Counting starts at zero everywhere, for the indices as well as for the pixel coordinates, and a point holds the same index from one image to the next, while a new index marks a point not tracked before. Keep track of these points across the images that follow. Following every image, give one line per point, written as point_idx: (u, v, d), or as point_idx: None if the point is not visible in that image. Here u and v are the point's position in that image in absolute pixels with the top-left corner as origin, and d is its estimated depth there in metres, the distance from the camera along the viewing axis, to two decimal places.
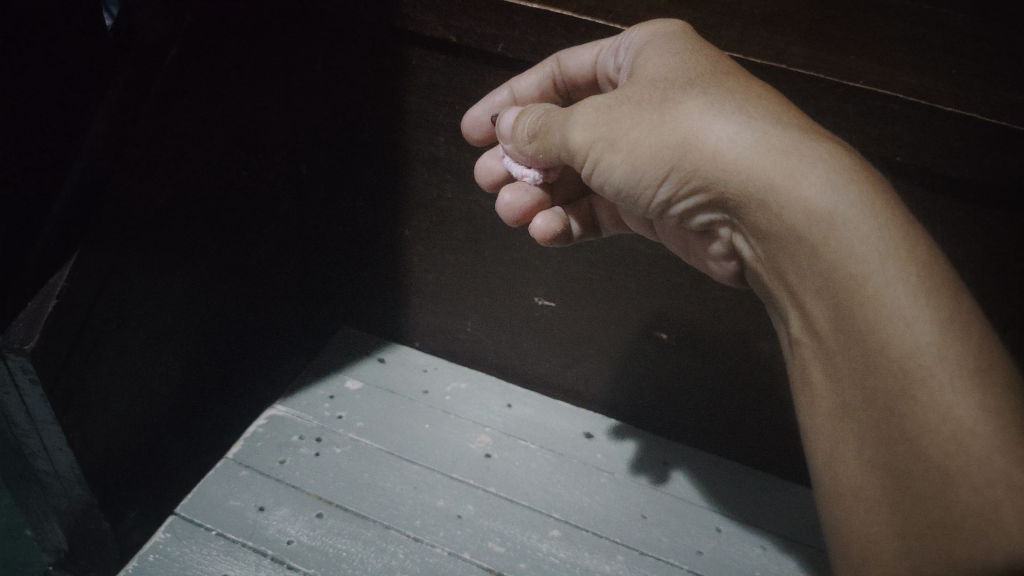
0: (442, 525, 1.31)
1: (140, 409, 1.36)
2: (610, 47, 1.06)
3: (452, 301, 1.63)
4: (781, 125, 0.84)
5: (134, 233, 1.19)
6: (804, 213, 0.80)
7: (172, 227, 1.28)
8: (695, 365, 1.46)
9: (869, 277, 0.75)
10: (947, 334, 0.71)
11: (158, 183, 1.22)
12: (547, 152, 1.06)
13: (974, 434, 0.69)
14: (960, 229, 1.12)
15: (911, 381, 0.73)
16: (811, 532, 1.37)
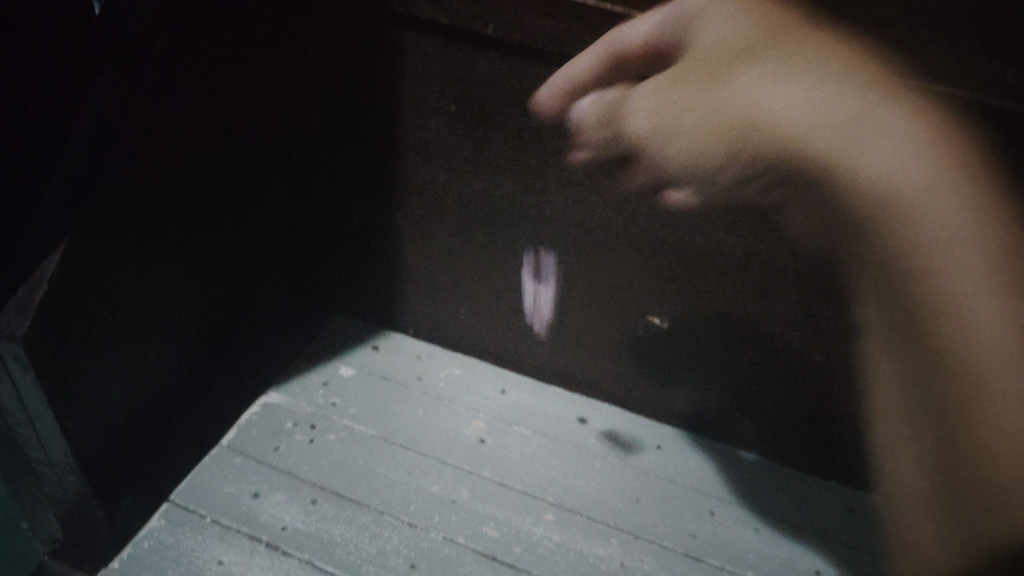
0: (436, 510, 1.32)
1: (133, 398, 1.36)
2: (672, 14, 0.93)
3: (446, 287, 1.62)
4: (834, 86, 0.91)
5: (128, 222, 1.19)
6: (929, 174, 0.91)
7: (166, 216, 1.28)
8: (690, 350, 1.46)
9: (949, 239, 0.94)
10: (997, 272, 0.97)
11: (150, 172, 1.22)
12: (620, 135, 0.99)
13: (998, 352, 0.97)
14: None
15: (951, 315, 0.99)
16: (804, 515, 1.38)
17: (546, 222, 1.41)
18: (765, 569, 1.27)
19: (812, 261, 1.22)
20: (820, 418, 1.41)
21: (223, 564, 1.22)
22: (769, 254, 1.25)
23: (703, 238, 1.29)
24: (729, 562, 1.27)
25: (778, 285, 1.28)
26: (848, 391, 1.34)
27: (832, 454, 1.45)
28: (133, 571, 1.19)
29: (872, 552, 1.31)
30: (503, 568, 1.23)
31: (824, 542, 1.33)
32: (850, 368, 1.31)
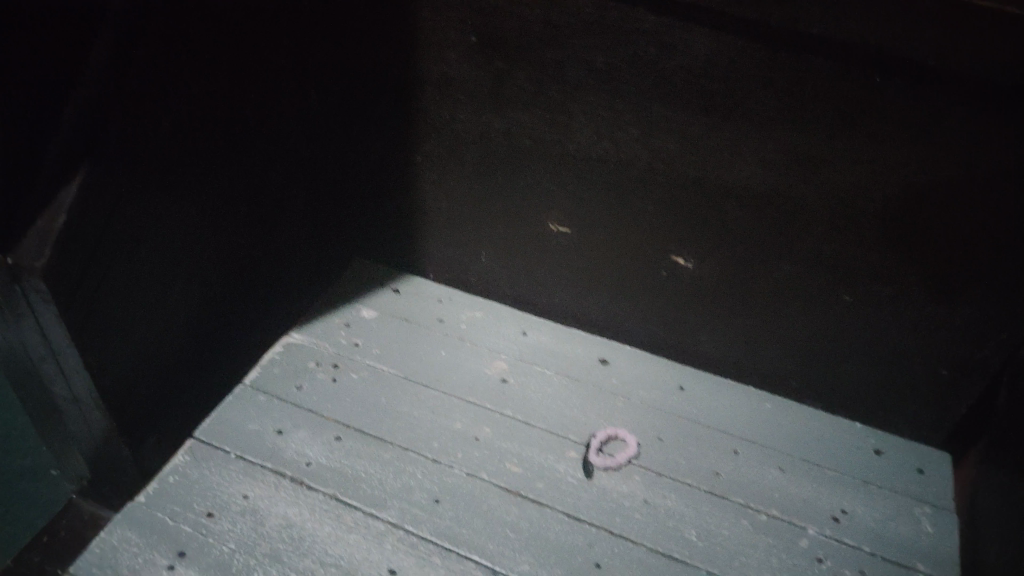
0: (460, 447, 1.33)
1: (155, 338, 1.36)
2: None
3: (466, 229, 1.58)
4: None
5: (148, 158, 1.19)
6: None
7: (186, 154, 1.27)
8: (716, 291, 1.42)
9: None
10: None
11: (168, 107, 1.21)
12: None
13: None
14: (994, 158, 1.06)
15: None
16: (828, 456, 1.37)
17: (569, 160, 1.37)
18: (789, 506, 1.27)
19: (849, 196, 1.20)
20: (849, 360, 1.38)
21: (248, 498, 1.23)
22: (806, 191, 1.22)
23: (731, 174, 1.26)
24: (753, 499, 1.27)
25: (810, 224, 1.25)
26: (877, 331, 1.32)
27: (859, 396, 1.43)
28: (160, 504, 1.21)
29: (897, 492, 1.31)
30: (526, 503, 1.24)
31: (849, 481, 1.32)
32: (880, 308, 1.29)
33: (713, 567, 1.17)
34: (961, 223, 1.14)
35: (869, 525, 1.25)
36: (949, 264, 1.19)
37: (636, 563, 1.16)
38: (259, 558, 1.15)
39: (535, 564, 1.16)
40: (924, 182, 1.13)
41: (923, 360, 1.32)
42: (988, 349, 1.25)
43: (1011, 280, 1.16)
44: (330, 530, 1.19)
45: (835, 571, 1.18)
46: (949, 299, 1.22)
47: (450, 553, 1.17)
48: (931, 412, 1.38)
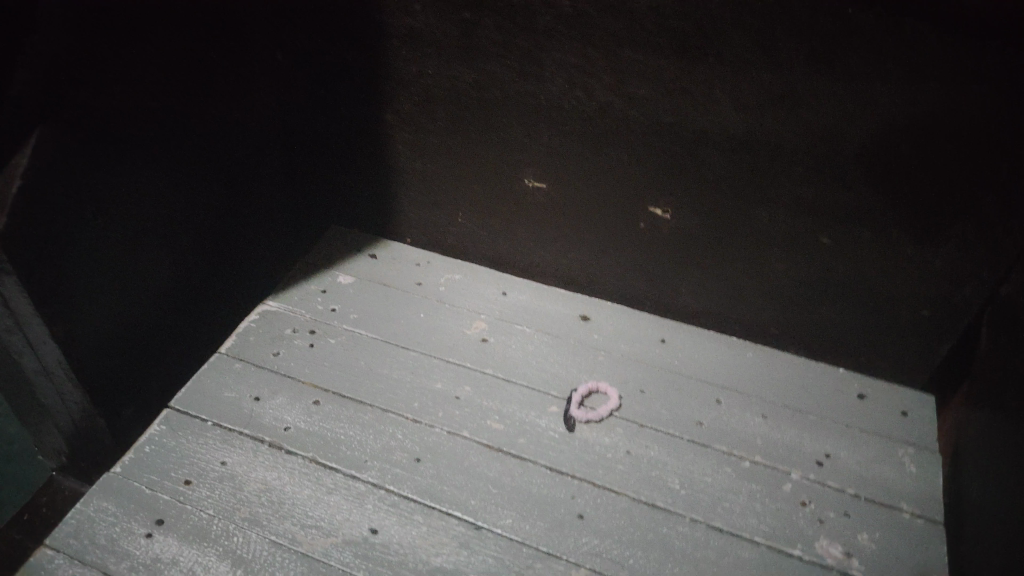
0: (440, 406, 1.32)
1: (125, 307, 1.34)
2: None
3: (442, 189, 1.55)
4: None
5: (104, 121, 1.16)
6: None
7: (146, 117, 1.24)
8: (696, 241, 1.39)
9: None
10: None
11: (123, 68, 1.17)
12: None
13: None
14: (969, 87, 1.05)
15: None
16: (810, 401, 1.36)
17: (541, 112, 1.34)
18: (773, 453, 1.26)
19: (824, 136, 1.17)
20: (831, 305, 1.37)
21: (226, 465, 1.21)
22: (781, 134, 1.20)
23: (705, 118, 1.23)
24: (737, 447, 1.26)
25: (787, 167, 1.23)
26: (858, 275, 1.31)
27: (842, 342, 1.42)
28: (136, 473, 1.19)
29: (881, 435, 1.31)
30: (507, 458, 1.23)
31: (833, 426, 1.32)
32: (860, 251, 1.28)
33: (697, 514, 1.16)
34: (938, 157, 1.13)
35: (852, 468, 1.25)
36: (929, 201, 1.17)
37: (620, 513, 1.15)
38: (238, 523, 1.14)
39: (517, 517, 1.15)
40: (900, 117, 1.11)
41: (904, 302, 1.31)
42: (969, 287, 1.24)
43: (989, 214, 1.15)
44: (310, 493, 1.18)
45: (820, 514, 1.17)
46: (928, 238, 1.21)
47: (432, 510, 1.16)
48: (915, 354, 1.37)
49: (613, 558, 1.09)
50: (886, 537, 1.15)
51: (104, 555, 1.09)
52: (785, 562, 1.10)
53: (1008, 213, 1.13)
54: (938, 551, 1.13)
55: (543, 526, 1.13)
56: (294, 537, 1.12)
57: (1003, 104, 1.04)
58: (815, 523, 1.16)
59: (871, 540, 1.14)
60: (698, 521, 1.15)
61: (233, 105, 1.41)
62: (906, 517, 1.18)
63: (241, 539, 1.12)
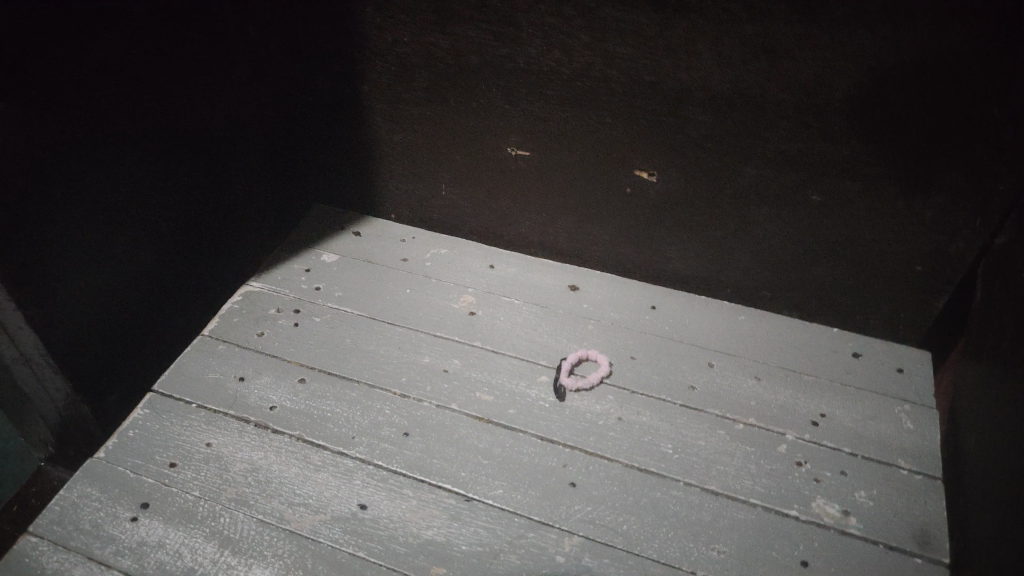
0: (428, 380, 1.30)
1: (104, 291, 1.31)
2: None
3: (424, 163, 1.53)
4: None
5: (70, 98, 1.12)
6: None
7: (115, 93, 1.20)
8: (683, 204, 1.37)
9: None
10: None
11: (90, 43, 1.13)
12: None
13: None
14: (956, 28, 1.02)
15: None
16: (804, 362, 1.34)
17: (520, 77, 1.31)
18: (767, 414, 1.24)
19: (810, 87, 1.14)
20: (822, 264, 1.35)
21: (211, 446, 1.19)
22: (765, 87, 1.17)
23: (687, 74, 1.20)
24: (730, 410, 1.24)
25: (773, 122, 1.20)
26: (849, 231, 1.28)
27: (835, 301, 1.39)
28: (121, 458, 1.17)
29: (876, 393, 1.29)
30: (497, 429, 1.21)
31: (829, 386, 1.30)
32: (850, 206, 1.25)
33: (691, 478, 1.14)
34: (927, 104, 1.10)
35: (848, 427, 1.23)
36: (920, 150, 1.15)
37: (612, 479, 1.14)
38: (224, 503, 1.11)
39: (508, 487, 1.13)
40: (887, 64, 1.08)
41: (897, 257, 1.29)
42: (962, 239, 1.22)
43: (980, 161, 1.12)
44: (297, 471, 1.15)
45: (816, 474, 1.15)
46: (919, 189, 1.19)
47: (421, 484, 1.13)
48: (910, 310, 1.35)
49: (606, 524, 1.08)
50: (884, 494, 1.13)
51: (89, 540, 1.07)
52: (782, 522, 1.08)
53: (999, 159, 1.11)
54: (937, 506, 1.11)
55: (535, 495, 1.11)
56: (281, 515, 1.10)
57: (994, 45, 1.01)
58: (811, 482, 1.14)
59: (869, 498, 1.12)
60: (692, 485, 1.13)
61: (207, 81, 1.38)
62: (904, 474, 1.16)
63: (227, 519, 1.09)
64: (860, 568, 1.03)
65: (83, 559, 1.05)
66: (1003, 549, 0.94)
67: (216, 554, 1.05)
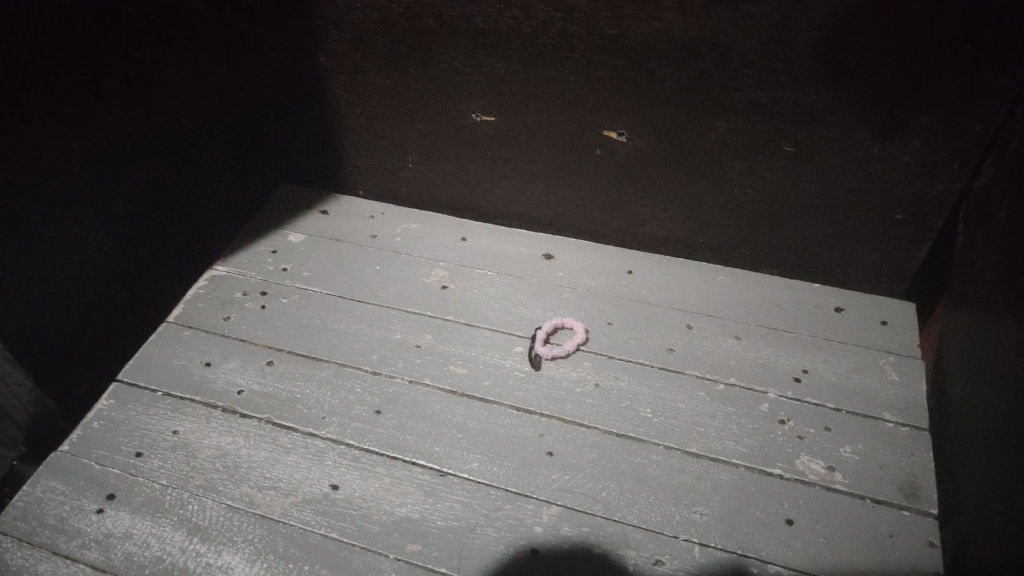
0: (400, 355, 1.26)
1: (65, 284, 1.26)
2: None
3: (388, 135, 1.48)
4: None
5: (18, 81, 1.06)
6: None
7: (66, 74, 1.14)
8: (655, 163, 1.33)
9: None
10: None
11: (42, 24, 1.07)
12: None
13: None
14: None
15: None
16: (787, 320, 1.31)
17: (478, 39, 1.26)
18: (748, 374, 1.21)
19: (776, 31, 1.10)
20: (799, 218, 1.31)
21: (178, 434, 1.15)
22: (731, 34, 1.12)
23: (649, 25, 1.15)
24: (709, 371, 1.21)
25: (741, 70, 1.16)
26: (825, 181, 1.25)
27: (813, 256, 1.36)
28: (85, 450, 1.13)
29: (859, 346, 1.26)
30: (472, 402, 1.18)
31: (811, 342, 1.26)
32: (825, 155, 1.21)
33: (671, 441, 1.11)
34: (899, 41, 1.05)
35: (832, 382, 1.20)
36: (897, 92, 1.10)
37: (590, 447, 1.10)
38: (192, 491, 1.07)
39: (484, 460, 1.09)
40: (855, 1, 1.04)
41: (874, 206, 1.25)
42: (940, 183, 1.18)
43: (956, 100, 1.08)
44: (266, 454, 1.12)
45: (800, 431, 1.12)
46: (894, 132, 1.15)
47: (394, 461, 1.10)
48: (890, 261, 1.32)
49: (585, 492, 1.04)
50: (871, 448, 1.10)
51: (53, 535, 1.02)
52: (765, 481, 1.05)
53: (975, 96, 1.07)
54: (925, 458, 1.09)
55: (511, 467, 1.08)
56: (251, 500, 1.06)
57: None
58: (795, 440, 1.11)
59: (855, 453, 1.09)
60: (673, 448, 1.10)
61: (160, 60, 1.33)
62: (890, 427, 1.13)
63: (196, 506, 1.05)
64: (850, 523, 1.00)
65: (47, 554, 1.00)
66: (994, 495, 0.91)
67: (185, 542, 1.01)
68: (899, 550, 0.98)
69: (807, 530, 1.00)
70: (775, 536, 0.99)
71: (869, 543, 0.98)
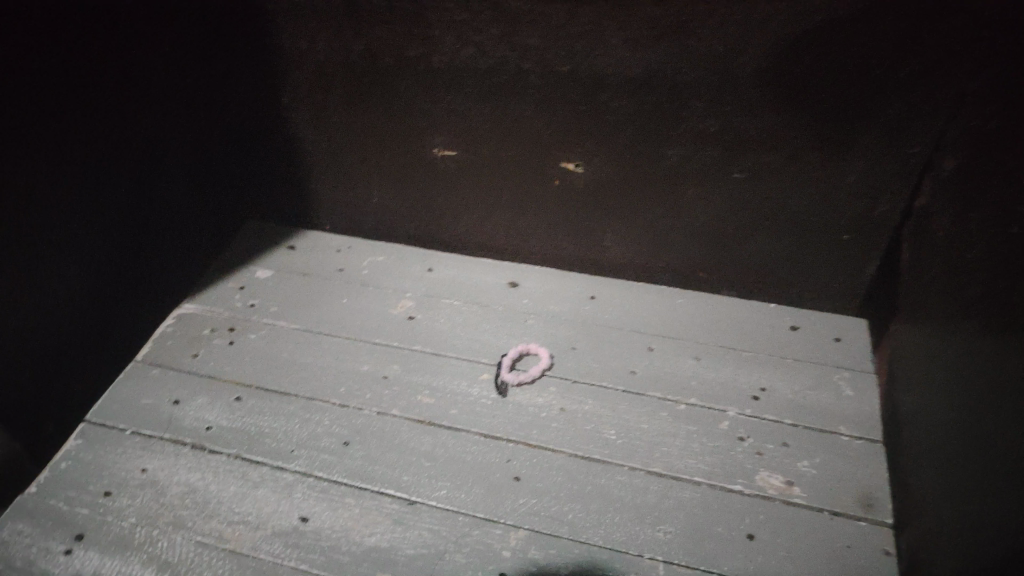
0: (368, 387, 1.28)
1: (34, 325, 1.27)
2: None
3: (353, 171, 1.51)
4: None
5: None
6: None
7: (35, 115, 1.17)
8: (613, 192, 1.37)
9: None
10: None
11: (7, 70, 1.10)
12: None
13: None
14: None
15: None
16: (744, 340, 1.35)
17: (436, 76, 1.30)
18: (709, 394, 1.24)
19: (719, 64, 1.15)
20: (754, 240, 1.36)
21: (146, 471, 1.15)
22: (677, 67, 1.17)
23: (599, 61, 1.20)
24: (671, 392, 1.25)
25: (690, 101, 1.21)
26: (776, 204, 1.29)
27: (769, 276, 1.41)
28: (52, 491, 1.13)
29: (815, 364, 1.30)
30: (439, 430, 1.20)
31: (768, 361, 1.30)
32: (774, 178, 1.26)
33: (635, 462, 1.13)
34: (837, 70, 1.11)
35: (789, 398, 1.23)
36: (838, 117, 1.16)
37: (556, 470, 1.13)
38: (161, 527, 1.08)
39: (452, 487, 1.11)
40: (793, 33, 1.10)
41: (823, 226, 1.30)
42: (884, 203, 1.24)
43: (893, 122, 1.14)
44: (236, 489, 1.12)
45: (758, 447, 1.15)
46: (838, 156, 1.20)
47: (363, 491, 1.11)
48: (842, 279, 1.37)
49: (552, 515, 1.06)
50: (827, 461, 1.13)
51: None
52: (726, 498, 1.08)
53: (910, 119, 1.13)
54: (880, 469, 1.12)
55: (478, 493, 1.10)
56: (220, 535, 1.06)
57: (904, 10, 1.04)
58: (754, 456, 1.14)
59: (811, 466, 1.13)
60: (636, 468, 1.13)
61: (127, 103, 1.35)
62: (845, 440, 1.17)
63: (164, 543, 1.06)
64: (808, 535, 1.03)
65: None
66: (944, 499, 0.95)
67: None
68: (856, 559, 1.01)
69: (767, 544, 1.02)
70: (736, 550, 1.02)
71: (827, 553, 1.01)
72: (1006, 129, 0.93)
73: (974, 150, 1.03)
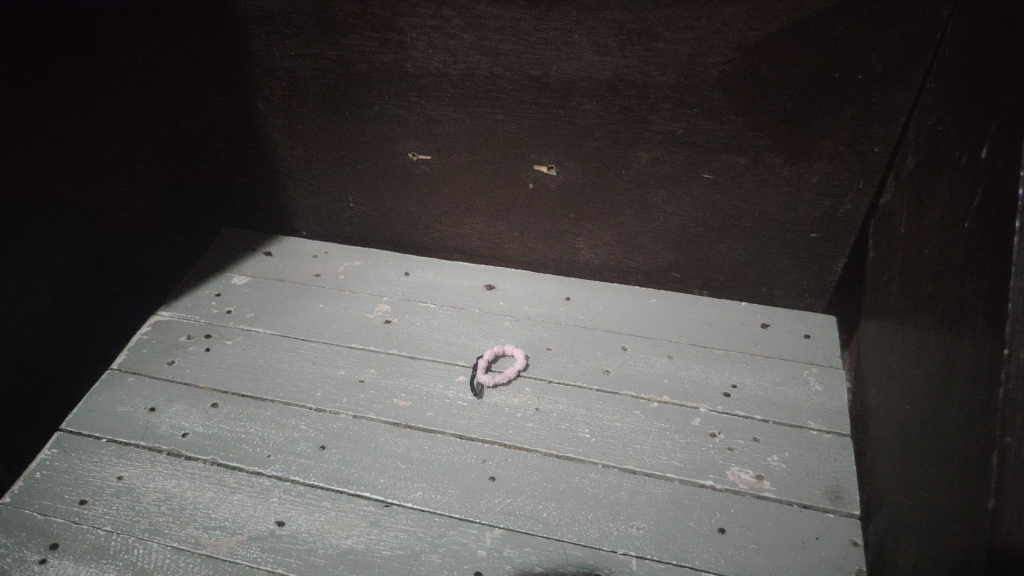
0: (345, 391, 1.29)
1: (14, 336, 1.27)
2: None
3: (328, 176, 1.52)
4: None
5: None
6: None
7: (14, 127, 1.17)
8: (584, 196, 1.39)
9: None
10: None
11: None
12: None
13: None
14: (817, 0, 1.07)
15: None
16: (715, 339, 1.37)
17: (407, 82, 1.32)
18: (680, 391, 1.26)
19: (686, 67, 1.17)
20: (723, 240, 1.38)
21: (123, 479, 1.15)
22: (644, 71, 1.20)
23: (569, 65, 1.22)
24: (643, 390, 1.27)
25: (657, 104, 1.23)
26: (744, 203, 1.31)
27: (739, 276, 1.43)
28: (27, 501, 1.12)
29: (785, 360, 1.32)
30: (415, 432, 1.21)
31: (738, 358, 1.33)
32: (740, 179, 1.28)
33: (609, 459, 1.15)
34: (799, 73, 1.14)
35: (759, 395, 1.26)
36: (801, 119, 1.19)
37: (531, 469, 1.14)
38: (138, 535, 1.08)
39: (428, 488, 1.12)
40: (755, 38, 1.12)
41: (790, 226, 1.32)
42: (848, 202, 1.26)
43: (854, 124, 1.17)
44: (212, 494, 1.13)
45: (730, 443, 1.17)
46: (802, 156, 1.23)
47: (340, 495, 1.12)
48: (811, 278, 1.39)
49: (526, 514, 1.08)
50: (796, 455, 1.15)
51: None
52: (697, 493, 1.10)
53: (870, 120, 1.16)
54: (848, 462, 1.15)
55: (454, 493, 1.11)
56: (196, 540, 1.07)
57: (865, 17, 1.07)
58: (725, 452, 1.16)
59: (781, 460, 1.15)
60: (610, 465, 1.14)
61: (106, 113, 1.35)
62: (814, 434, 1.19)
63: (141, 550, 1.06)
64: (778, 528, 1.05)
65: None
66: (904, 488, 0.97)
67: None
68: (825, 551, 1.03)
69: (738, 538, 1.04)
70: (708, 544, 1.03)
71: (797, 545, 1.03)
72: (959, 129, 0.96)
73: (930, 149, 1.05)
